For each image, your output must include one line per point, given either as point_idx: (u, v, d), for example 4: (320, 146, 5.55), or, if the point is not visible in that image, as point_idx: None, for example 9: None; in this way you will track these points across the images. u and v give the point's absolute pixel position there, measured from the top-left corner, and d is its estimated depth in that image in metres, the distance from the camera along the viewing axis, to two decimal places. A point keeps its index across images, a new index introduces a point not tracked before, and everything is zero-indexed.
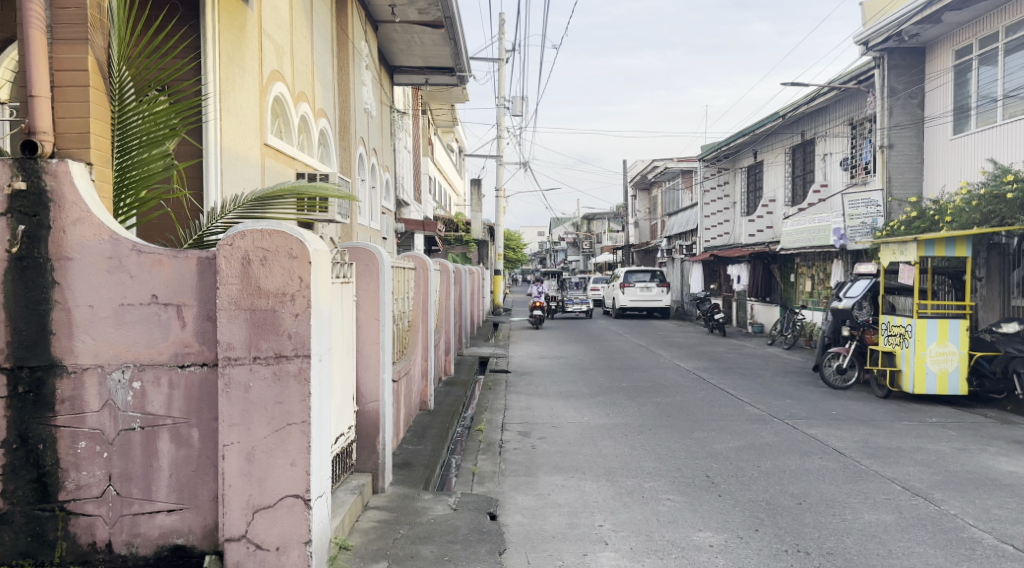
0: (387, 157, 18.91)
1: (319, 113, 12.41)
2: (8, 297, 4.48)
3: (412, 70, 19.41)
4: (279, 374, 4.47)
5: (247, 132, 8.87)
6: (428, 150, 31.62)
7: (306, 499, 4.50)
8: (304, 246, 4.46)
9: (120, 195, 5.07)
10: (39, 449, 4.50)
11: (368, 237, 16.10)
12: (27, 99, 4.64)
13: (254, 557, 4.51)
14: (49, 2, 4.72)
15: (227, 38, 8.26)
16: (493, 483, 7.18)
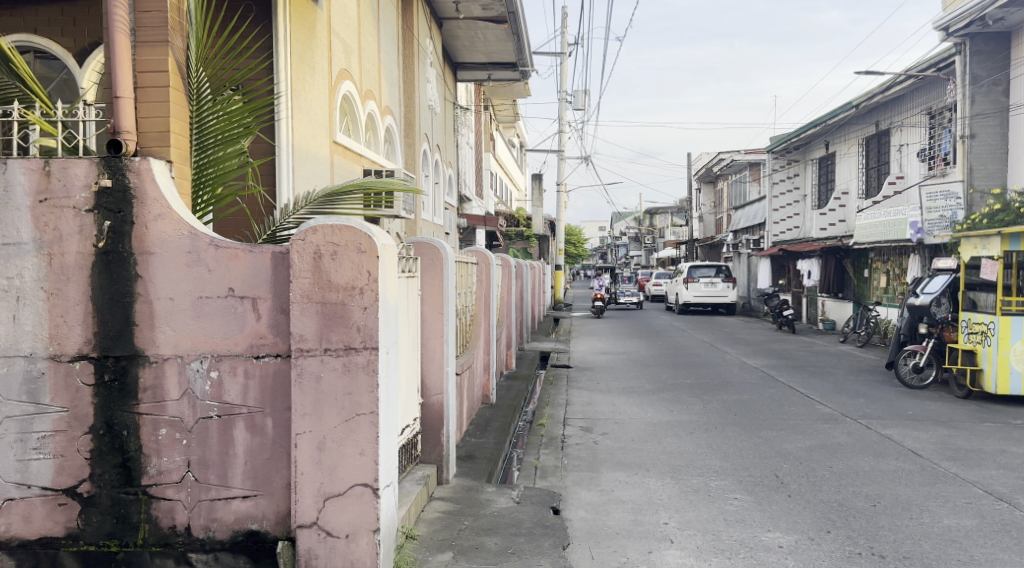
0: (450, 154, 19.09)
1: (384, 111, 12.56)
2: (95, 289, 4.68)
3: (475, 66, 19.53)
4: (349, 366, 4.58)
5: (317, 130, 9.07)
6: (490, 146, 31.76)
7: (374, 488, 4.61)
8: (372, 240, 4.56)
9: (198, 193, 5.24)
10: (123, 435, 4.70)
11: (431, 232, 16.29)
12: (112, 100, 4.84)
13: (325, 544, 4.63)
14: (133, 6, 4.91)
15: (298, 38, 8.44)
16: (556, 478, 7.24)
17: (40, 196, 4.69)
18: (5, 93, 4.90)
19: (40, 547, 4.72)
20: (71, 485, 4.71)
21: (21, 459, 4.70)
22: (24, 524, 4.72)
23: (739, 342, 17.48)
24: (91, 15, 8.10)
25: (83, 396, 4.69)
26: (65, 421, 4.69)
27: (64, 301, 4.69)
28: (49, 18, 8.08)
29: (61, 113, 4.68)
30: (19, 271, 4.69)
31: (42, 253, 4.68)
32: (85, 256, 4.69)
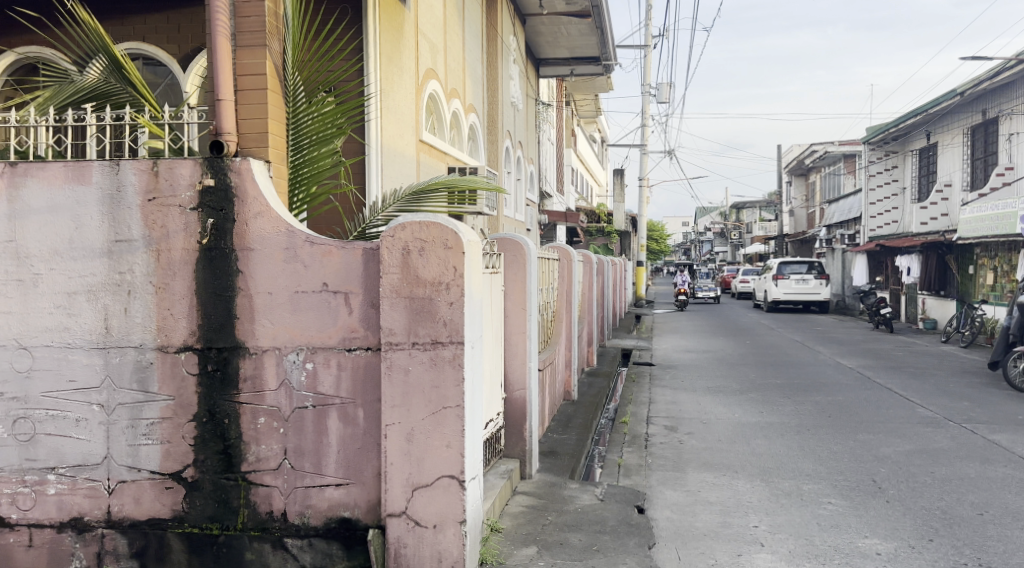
0: (532, 151, 19.19)
1: (469, 108, 12.69)
2: (199, 284, 4.92)
3: (557, 62, 19.55)
4: (436, 359, 4.69)
5: (404, 129, 9.25)
6: (571, 142, 31.74)
7: (460, 480, 4.71)
8: (458, 237, 4.67)
9: (294, 193, 5.47)
10: (225, 423, 4.92)
11: (514, 229, 16.41)
12: (214, 103, 5.05)
13: (413, 533, 4.75)
14: (234, 11, 5.13)
15: (387, 38, 8.62)
16: (640, 476, 7.24)
17: (149, 195, 4.93)
18: (118, 98, 5.18)
19: (150, 527, 4.97)
20: (177, 469, 4.95)
21: (131, 444, 4.97)
22: (134, 505, 4.98)
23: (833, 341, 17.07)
24: (194, 22, 8.44)
25: (188, 385, 4.93)
26: (172, 409, 4.94)
27: (171, 295, 4.93)
28: (156, 26, 8.45)
29: (169, 117, 4.92)
30: (130, 266, 4.95)
31: (151, 249, 4.94)
32: (190, 252, 4.93)
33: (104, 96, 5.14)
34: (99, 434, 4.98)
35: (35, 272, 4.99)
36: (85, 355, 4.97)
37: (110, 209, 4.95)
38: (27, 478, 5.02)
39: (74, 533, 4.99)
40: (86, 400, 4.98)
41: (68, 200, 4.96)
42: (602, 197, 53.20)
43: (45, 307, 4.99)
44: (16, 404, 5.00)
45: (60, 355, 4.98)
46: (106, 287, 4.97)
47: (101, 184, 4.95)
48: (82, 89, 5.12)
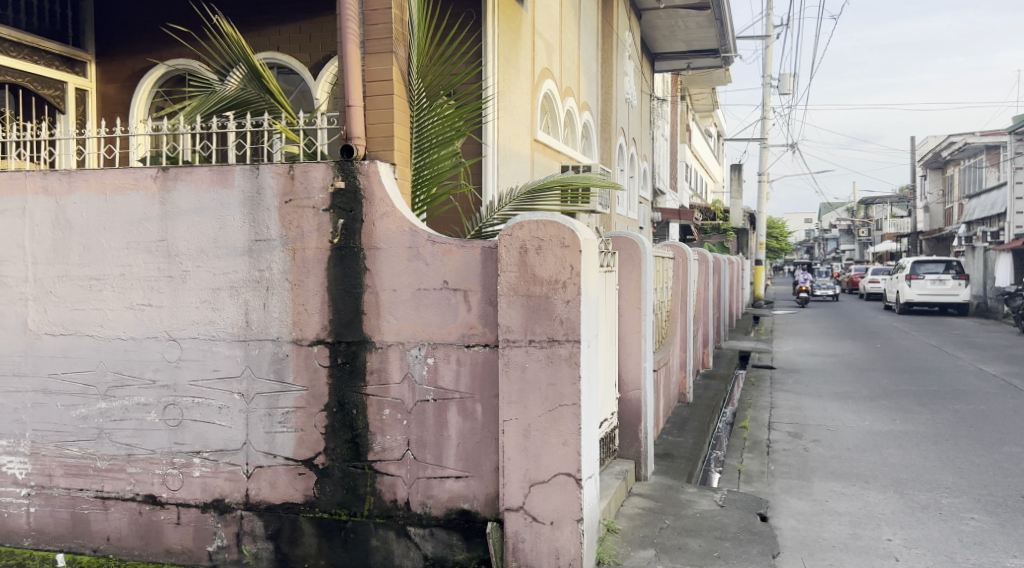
0: (646, 147, 19.04)
1: (583, 106, 12.73)
2: (329, 281, 5.17)
3: (674, 56, 19.31)
4: (553, 357, 4.79)
5: (519, 129, 9.38)
6: (686, 137, 31.32)
7: (577, 478, 4.79)
8: (575, 235, 4.75)
9: (416, 195, 5.67)
10: (353, 413, 5.16)
11: (628, 227, 16.36)
12: (345, 109, 5.31)
13: (531, 528, 4.86)
14: (363, 19, 5.37)
15: (505, 40, 8.77)
16: (762, 483, 7.14)
17: (285, 198, 5.22)
18: (256, 106, 5.48)
19: (284, 511, 5.25)
20: (309, 456, 5.22)
21: (268, 431, 5.27)
22: (270, 489, 5.27)
23: (975, 346, 16.25)
24: (325, 30, 8.75)
25: (320, 376, 5.19)
26: (305, 399, 5.22)
27: (305, 291, 5.20)
28: (290, 37, 8.78)
29: (304, 123, 5.19)
30: (268, 264, 5.25)
31: (287, 248, 5.22)
32: (322, 251, 5.18)
33: (244, 105, 5.45)
34: (239, 420, 5.30)
35: (184, 268, 5.35)
36: (227, 347, 5.31)
37: (251, 210, 5.26)
38: (175, 460, 5.38)
39: (216, 513, 5.32)
40: (227, 388, 5.31)
41: (214, 202, 5.29)
42: (719, 194, 52.11)
43: (192, 301, 5.34)
44: (166, 391, 5.38)
45: (205, 346, 5.33)
46: (247, 284, 5.28)
47: (243, 187, 5.26)
48: (224, 99, 5.45)
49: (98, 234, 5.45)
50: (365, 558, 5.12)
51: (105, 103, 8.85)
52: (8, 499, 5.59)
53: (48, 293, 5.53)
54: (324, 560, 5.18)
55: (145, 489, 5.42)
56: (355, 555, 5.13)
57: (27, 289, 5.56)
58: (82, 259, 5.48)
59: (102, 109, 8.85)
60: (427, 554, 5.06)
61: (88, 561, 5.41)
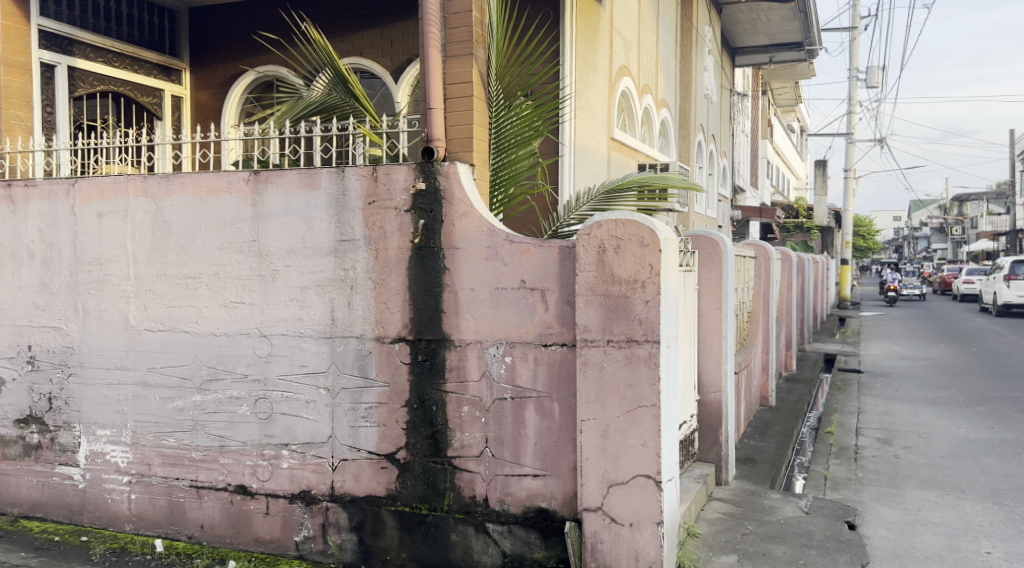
0: (726, 143, 18.78)
1: (660, 104, 12.60)
2: (410, 280, 5.30)
3: (756, 50, 18.98)
4: (631, 357, 4.82)
5: (596, 128, 9.37)
6: (767, 133, 30.75)
7: (657, 480, 4.80)
8: (654, 234, 4.77)
9: (494, 195, 5.77)
10: (433, 410, 5.28)
11: (707, 225, 16.16)
12: (426, 112, 5.44)
13: (610, 529, 4.89)
14: (445, 23, 5.50)
15: (582, 39, 8.78)
16: (849, 491, 7.01)
17: (369, 199, 5.37)
18: (342, 111, 5.63)
19: (367, 504, 5.40)
20: (391, 451, 5.35)
21: (352, 425, 5.42)
22: (354, 482, 5.43)
23: None
24: (405, 35, 8.57)
25: (402, 373, 5.33)
26: (387, 395, 5.36)
27: (387, 290, 5.34)
28: (372, 41, 8.68)
29: (387, 126, 5.32)
30: (353, 264, 5.40)
31: (371, 247, 5.37)
32: (404, 251, 5.32)
33: (330, 109, 5.61)
34: (325, 414, 5.47)
35: (274, 268, 5.54)
36: (314, 343, 5.48)
37: (336, 211, 5.42)
38: (264, 452, 5.59)
39: (303, 504, 5.50)
40: (314, 383, 5.49)
41: (302, 204, 5.48)
42: (801, 191, 50.87)
43: (282, 299, 5.53)
44: (257, 385, 5.59)
45: (294, 342, 5.52)
46: (333, 282, 5.44)
47: (329, 189, 5.43)
48: (311, 104, 5.62)
49: (194, 235, 5.68)
50: (446, 553, 5.23)
51: (198, 108, 9.18)
52: (110, 486, 5.87)
53: (147, 290, 5.79)
54: (406, 553, 5.31)
55: (236, 479, 5.63)
56: (436, 549, 5.25)
57: (129, 287, 5.82)
58: (179, 259, 5.72)
59: (196, 116, 9.19)
60: (506, 551, 5.14)
61: (184, 547, 5.66)
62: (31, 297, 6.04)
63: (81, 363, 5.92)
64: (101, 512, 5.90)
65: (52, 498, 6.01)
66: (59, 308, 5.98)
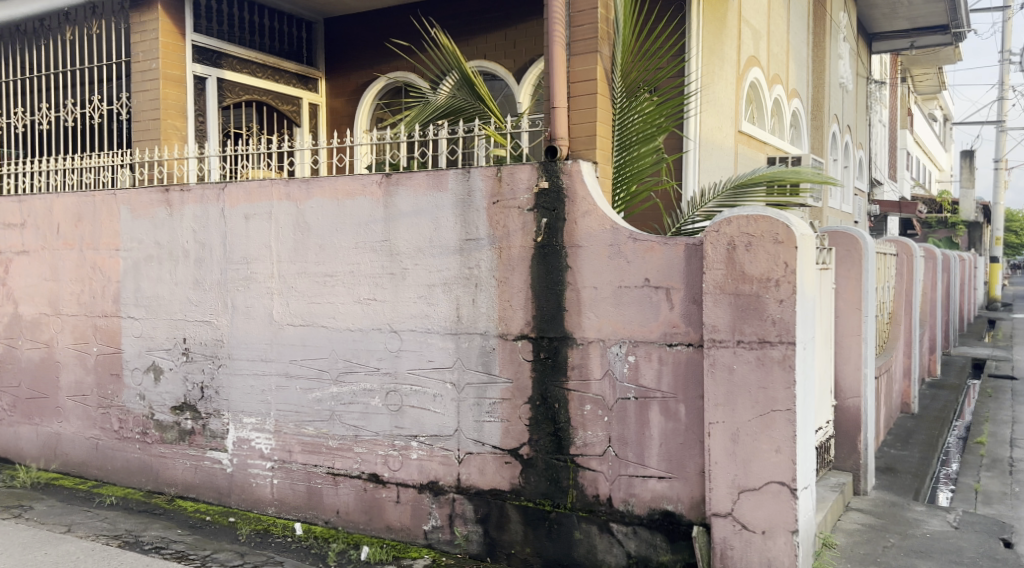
0: (862, 135, 17.88)
1: (792, 94, 11.87)
2: (533, 279, 5.39)
3: (895, 35, 17.92)
4: (764, 359, 4.73)
5: (723, 121, 8.82)
6: (908, 122, 29.14)
7: (792, 487, 4.68)
8: (790, 231, 4.65)
9: (617, 191, 5.79)
10: (555, 407, 5.33)
11: (842, 221, 15.41)
12: (550, 110, 5.52)
13: (741, 536, 4.80)
14: (570, 21, 5.61)
15: (710, 30, 8.30)
16: (1004, 506, 6.59)
17: (493, 199, 5.49)
18: (468, 113, 5.79)
19: (492, 497, 5.51)
20: (515, 446, 5.45)
21: (477, 420, 5.55)
22: (479, 475, 5.55)
23: None
24: (528, 36, 8.58)
25: (524, 370, 5.41)
26: (510, 391, 5.46)
27: (510, 288, 5.45)
28: (496, 43, 8.74)
29: (511, 126, 5.44)
30: (477, 262, 5.54)
31: (495, 246, 5.49)
32: (527, 249, 5.40)
33: (457, 111, 5.77)
34: (451, 408, 5.62)
35: (404, 266, 5.75)
36: (441, 339, 5.65)
37: (463, 211, 5.57)
38: (395, 442, 5.80)
39: (431, 494, 5.68)
40: (441, 378, 5.66)
41: (430, 204, 5.66)
42: (949, 182, 47.84)
43: (410, 296, 5.74)
44: (388, 378, 5.82)
45: (422, 338, 5.71)
46: (458, 280, 5.60)
47: (455, 189, 5.59)
48: (439, 106, 5.79)
49: (332, 235, 5.97)
50: (570, 550, 5.27)
51: (333, 115, 9.63)
52: (255, 471, 6.25)
53: (289, 287, 6.13)
54: (531, 548, 5.38)
55: (369, 468, 5.88)
56: (560, 546, 5.30)
57: (272, 284, 6.18)
58: (318, 258, 6.02)
59: (331, 122, 9.64)
60: (631, 551, 5.13)
61: (321, 531, 5.96)
62: (186, 294, 6.51)
63: (230, 355, 6.34)
64: (247, 494, 6.29)
65: (203, 480, 6.46)
66: (211, 304, 6.42)
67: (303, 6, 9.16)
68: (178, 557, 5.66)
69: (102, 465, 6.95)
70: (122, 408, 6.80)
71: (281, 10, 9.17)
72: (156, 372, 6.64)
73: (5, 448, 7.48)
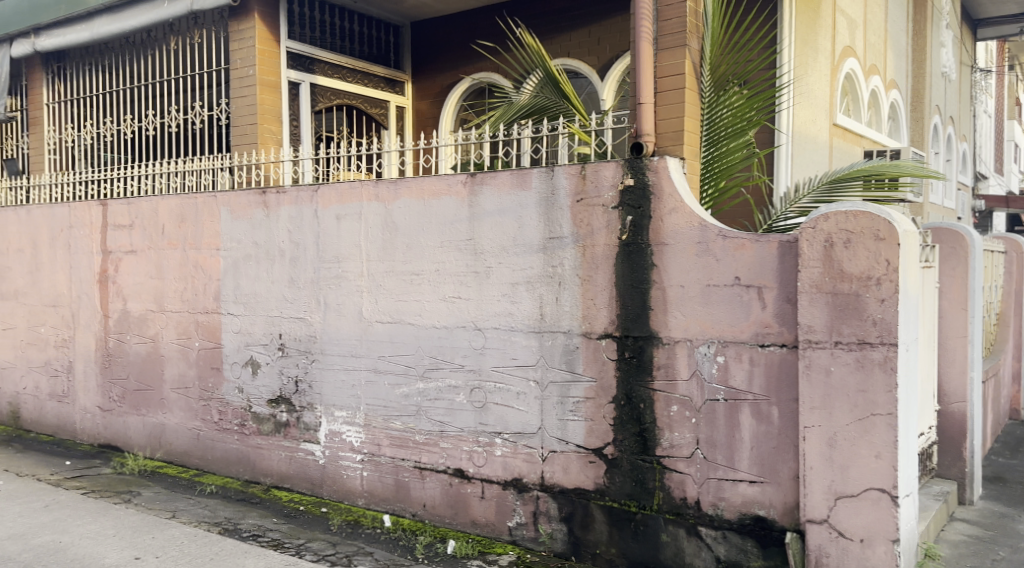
0: (965, 126, 16.94)
1: (891, 84, 11.30)
2: (618, 277, 5.34)
3: (1003, 21, 16.84)
4: (863, 361, 4.58)
5: (817, 114, 8.51)
6: (1019, 112, 27.51)
7: (893, 495, 4.52)
8: (892, 227, 4.50)
9: (704, 187, 5.68)
10: (641, 407, 5.28)
11: (945, 217, 14.67)
12: (636, 106, 5.47)
13: (837, 544, 4.66)
14: (657, 15, 5.52)
15: (803, 20, 8.02)
16: None
17: (577, 197, 5.48)
18: (551, 111, 5.81)
19: (576, 496, 5.50)
20: (599, 446, 5.42)
21: (561, 418, 5.55)
22: (563, 474, 5.55)
23: None
24: (613, 32, 8.51)
25: (609, 369, 5.38)
26: (594, 390, 5.43)
27: (594, 286, 5.42)
28: (580, 40, 8.70)
29: (595, 124, 5.42)
30: (561, 261, 5.54)
31: (579, 245, 5.47)
32: (612, 247, 5.37)
33: (541, 110, 5.80)
34: (534, 406, 5.64)
35: (487, 265, 5.80)
36: (525, 337, 5.68)
37: (546, 210, 5.58)
38: (479, 439, 5.86)
39: (515, 491, 5.72)
40: (525, 375, 5.69)
41: (514, 204, 5.69)
42: None
43: (494, 295, 5.78)
44: (473, 375, 5.88)
45: (506, 336, 5.75)
46: (541, 279, 5.61)
47: (539, 188, 5.60)
48: (523, 106, 5.81)
49: (418, 235, 6.08)
50: (657, 552, 5.21)
51: (419, 117, 9.77)
52: (346, 463, 6.43)
53: (378, 285, 6.27)
54: (616, 548, 5.34)
55: (455, 463, 5.96)
56: (647, 548, 5.24)
57: (362, 282, 6.34)
58: (405, 256, 6.14)
59: (416, 124, 9.79)
60: (720, 556, 5.03)
61: (408, 524, 6.08)
62: (282, 291, 6.75)
63: (323, 350, 6.54)
64: (338, 486, 6.48)
65: (297, 471, 6.69)
66: (305, 301, 6.64)
67: (391, 11, 9.33)
68: (274, 545, 5.87)
69: (203, 454, 7.28)
70: (222, 401, 7.10)
71: (369, 15, 9.38)
72: (253, 366, 6.91)
73: (115, 437, 7.94)
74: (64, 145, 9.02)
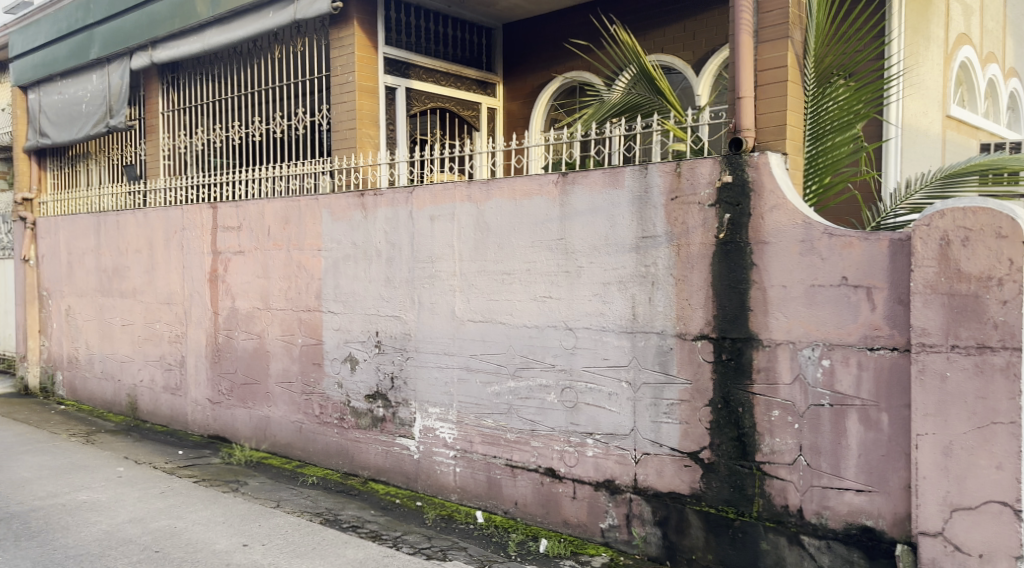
0: None
1: (1010, 72, 10.65)
2: (714, 277, 5.21)
3: None
4: (983, 366, 4.33)
5: (929, 105, 8.11)
6: None
7: (1015, 509, 4.26)
8: (1015, 224, 4.24)
9: (808, 183, 5.49)
10: (739, 411, 5.13)
11: None
12: (736, 100, 5.31)
13: (953, 558, 4.42)
14: (758, 7, 5.34)
15: (913, 9, 7.66)
16: None
17: (672, 195, 5.37)
18: (645, 108, 5.72)
19: (671, 499, 5.38)
20: (695, 449, 5.29)
21: (654, 420, 5.44)
22: (657, 476, 5.44)
23: None
24: (709, 26, 8.31)
25: (705, 371, 5.25)
26: (689, 392, 5.31)
27: (690, 286, 5.30)
28: (675, 35, 8.54)
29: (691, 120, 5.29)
30: (655, 260, 5.44)
31: (674, 243, 5.36)
32: (708, 247, 5.24)
33: (634, 107, 5.72)
34: (627, 407, 5.56)
35: (579, 264, 5.75)
36: (617, 338, 5.60)
37: (640, 208, 5.49)
38: (571, 439, 5.81)
39: (608, 493, 5.64)
40: (617, 376, 5.61)
41: (606, 202, 5.62)
42: None
43: (586, 294, 5.72)
44: (563, 375, 5.83)
45: (597, 336, 5.68)
46: (634, 278, 5.52)
47: (633, 186, 5.51)
48: (616, 104, 5.75)
49: (509, 234, 6.07)
50: (756, 560, 5.05)
51: (511, 117, 9.77)
52: (440, 459, 6.47)
53: (470, 285, 6.29)
54: (713, 555, 5.20)
55: (546, 462, 5.92)
56: (744, 555, 5.09)
57: (455, 282, 6.37)
58: (497, 256, 6.14)
59: (508, 124, 9.79)
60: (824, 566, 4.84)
61: (501, 521, 6.09)
62: (379, 291, 6.85)
63: (418, 348, 6.60)
64: (432, 481, 6.53)
65: (393, 465, 6.78)
66: (400, 300, 6.72)
67: (483, 13, 9.34)
68: (372, 536, 5.96)
69: (304, 447, 7.45)
70: (323, 395, 7.26)
71: (463, 18, 9.43)
72: (352, 362, 7.04)
73: (223, 429, 8.22)
74: (179, 151, 9.40)
